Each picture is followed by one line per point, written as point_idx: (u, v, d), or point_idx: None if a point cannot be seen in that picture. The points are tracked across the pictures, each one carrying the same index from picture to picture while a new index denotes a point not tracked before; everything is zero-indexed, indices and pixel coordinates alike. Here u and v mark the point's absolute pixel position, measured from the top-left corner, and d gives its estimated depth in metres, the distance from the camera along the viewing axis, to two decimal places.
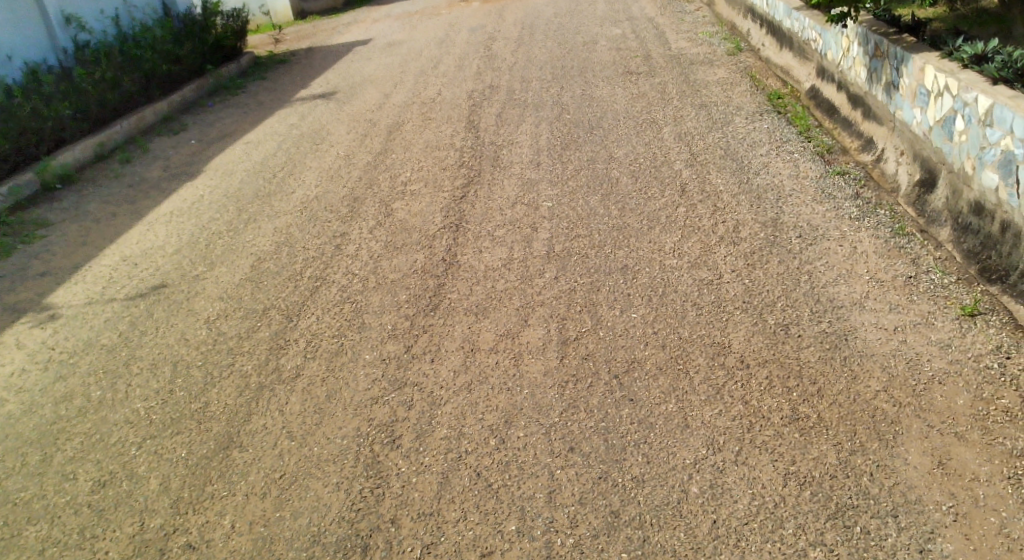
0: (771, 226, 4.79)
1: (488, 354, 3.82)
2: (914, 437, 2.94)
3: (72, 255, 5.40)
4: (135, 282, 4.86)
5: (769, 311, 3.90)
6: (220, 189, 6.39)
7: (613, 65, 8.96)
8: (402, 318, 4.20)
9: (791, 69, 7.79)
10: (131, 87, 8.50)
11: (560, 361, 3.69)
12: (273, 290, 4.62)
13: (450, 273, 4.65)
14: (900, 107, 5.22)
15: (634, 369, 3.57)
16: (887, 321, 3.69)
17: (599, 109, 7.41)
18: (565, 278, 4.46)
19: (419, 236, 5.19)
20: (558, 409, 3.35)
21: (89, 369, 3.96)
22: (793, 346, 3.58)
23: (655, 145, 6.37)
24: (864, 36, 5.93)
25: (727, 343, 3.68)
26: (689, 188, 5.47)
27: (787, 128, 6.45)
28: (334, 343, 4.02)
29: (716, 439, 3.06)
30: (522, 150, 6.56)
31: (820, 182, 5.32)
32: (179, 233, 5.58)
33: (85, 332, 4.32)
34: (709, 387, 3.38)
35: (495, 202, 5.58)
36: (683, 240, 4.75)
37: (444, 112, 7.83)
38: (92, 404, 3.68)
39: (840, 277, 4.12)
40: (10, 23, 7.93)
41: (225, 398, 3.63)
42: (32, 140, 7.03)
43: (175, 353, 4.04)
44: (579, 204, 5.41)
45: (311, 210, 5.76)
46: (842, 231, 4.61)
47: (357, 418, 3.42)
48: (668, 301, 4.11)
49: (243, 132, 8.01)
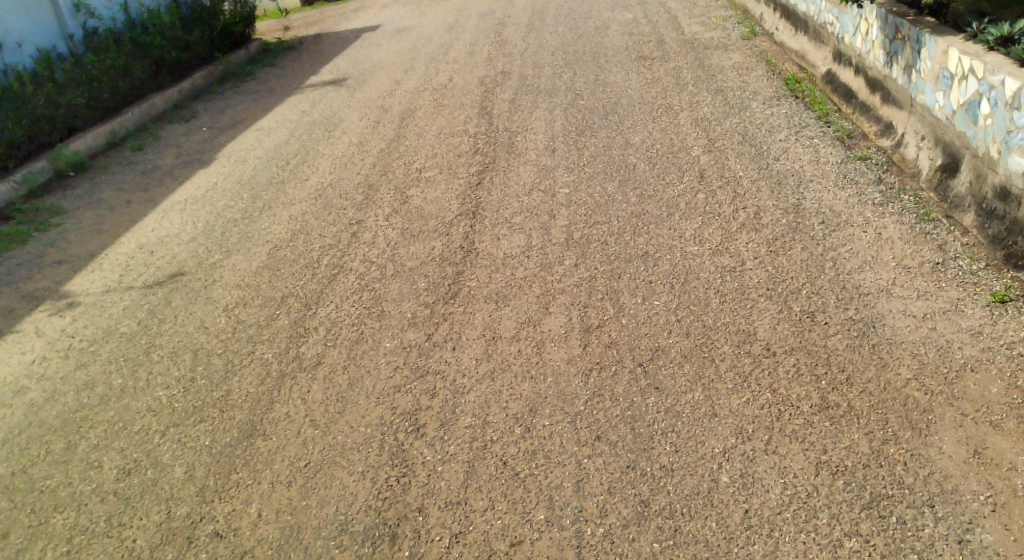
0: (793, 212, 4.73)
1: (510, 342, 3.79)
2: (948, 426, 2.90)
3: (88, 243, 5.37)
4: (152, 271, 4.84)
5: (794, 298, 3.85)
6: (233, 176, 6.36)
7: (627, 50, 8.86)
8: (421, 306, 4.17)
9: (807, 53, 7.71)
10: (141, 74, 8.45)
11: (583, 349, 3.66)
12: (291, 278, 4.60)
13: (468, 261, 4.61)
14: (921, 90, 5.15)
15: (659, 357, 3.54)
16: (916, 308, 3.64)
17: (613, 95, 7.32)
18: (585, 265, 4.42)
19: (436, 223, 5.14)
20: (583, 397, 3.32)
21: (110, 357, 3.93)
22: (820, 334, 3.54)
23: (672, 130, 6.30)
24: (883, 19, 5.86)
25: (752, 331, 3.64)
26: (708, 174, 5.41)
27: (805, 112, 6.38)
28: (354, 331, 4.00)
29: (745, 428, 3.03)
30: (536, 137, 6.49)
31: (841, 168, 5.25)
32: (195, 220, 5.55)
33: (104, 320, 4.30)
34: (735, 375, 3.35)
35: (512, 189, 5.53)
36: (705, 227, 4.69)
37: (456, 99, 7.77)
38: (113, 392, 3.65)
39: (865, 263, 4.07)
40: (21, 9, 7.86)
41: (247, 386, 3.61)
42: (45, 127, 7.00)
43: (196, 341, 4.01)
44: (597, 191, 5.35)
45: (326, 198, 5.73)
46: (866, 216, 4.55)
47: (380, 406, 3.40)
48: (690, 289, 4.06)
49: (254, 120, 7.96)
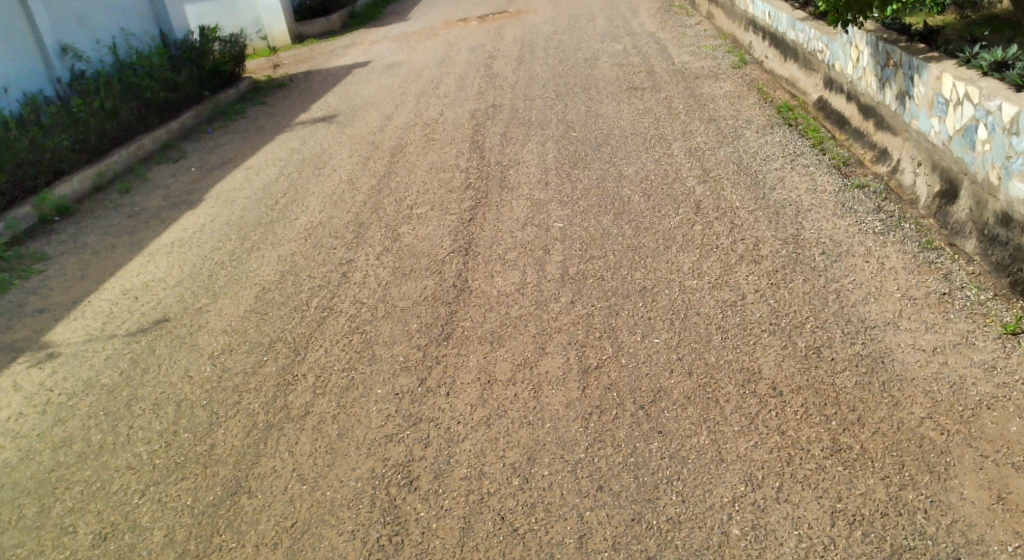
0: (793, 242, 4.63)
1: (505, 386, 3.65)
2: (968, 469, 2.77)
3: (71, 290, 5.24)
4: (136, 318, 4.69)
5: (799, 333, 3.73)
6: (221, 218, 6.26)
7: (617, 81, 8.86)
8: (414, 349, 4.04)
9: (798, 80, 7.71)
10: (129, 115, 8.40)
11: (583, 392, 3.52)
12: (279, 322, 4.47)
13: (462, 300, 4.49)
14: (916, 116, 5.10)
15: (661, 399, 3.39)
16: (925, 341, 3.52)
17: (606, 126, 7.29)
18: (582, 302, 4.30)
19: (428, 261, 5.03)
20: (584, 444, 3.18)
21: (89, 411, 3.77)
22: (827, 371, 3.42)
23: (666, 161, 6.23)
24: (874, 46, 5.84)
25: (757, 368, 3.51)
26: (704, 205, 5.33)
27: (799, 140, 6.32)
28: (344, 377, 3.85)
29: (754, 475, 2.88)
30: (529, 170, 6.42)
31: (840, 196, 5.17)
32: (181, 264, 5.43)
33: (85, 372, 4.13)
34: (742, 416, 3.21)
35: (505, 224, 5.44)
36: (703, 259, 4.59)
37: (447, 133, 7.73)
38: (92, 449, 3.47)
39: (869, 295, 3.96)
40: (7, 53, 7.83)
41: (232, 439, 3.45)
42: (30, 171, 6.89)
43: (180, 392, 3.85)
44: (592, 225, 5.26)
45: (316, 237, 5.63)
46: (867, 246, 4.45)
47: (372, 458, 3.24)
48: (691, 325, 3.94)
49: (244, 159, 7.88)
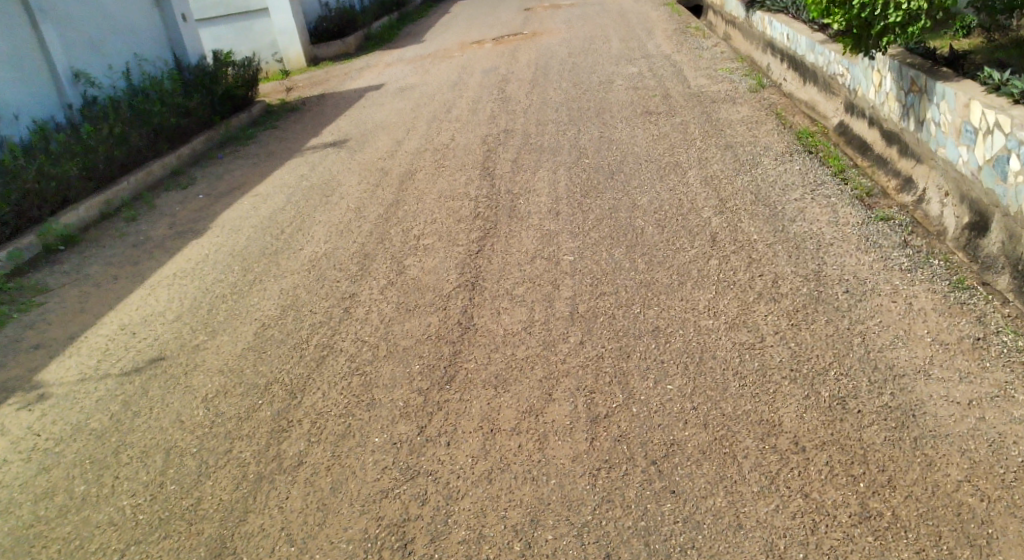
0: (814, 279, 4.41)
1: (509, 436, 3.44)
2: (1012, 543, 2.53)
3: (69, 325, 5.13)
4: (132, 356, 4.57)
5: (822, 381, 3.50)
6: (225, 247, 6.14)
7: (631, 105, 8.70)
8: (414, 393, 3.85)
9: (818, 104, 7.50)
10: (139, 142, 8.36)
11: (591, 444, 3.31)
12: (277, 361, 4.31)
13: (467, 339, 4.30)
14: (943, 144, 4.88)
15: (674, 454, 3.17)
16: (960, 393, 3.28)
17: (619, 152, 7.11)
18: (592, 342, 4.09)
19: (433, 295, 4.86)
20: (591, 504, 2.96)
21: (75, 459, 3.62)
22: (853, 425, 3.18)
23: (681, 190, 6.04)
24: (897, 71, 5.63)
25: (777, 420, 3.28)
26: (720, 237, 5.12)
27: (820, 168, 6.10)
28: (341, 423, 3.67)
29: (775, 544, 2.66)
30: (540, 198, 6.25)
31: (863, 229, 4.93)
32: (182, 297, 5.31)
33: (75, 415, 4.00)
34: (762, 475, 2.99)
35: (514, 257, 5.26)
36: (719, 297, 4.37)
37: (457, 159, 7.59)
38: (74, 502, 3.32)
39: (897, 339, 3.72)
40: (18, 81, 7.84)
41: (219, 493, 3.28)
42: (36, 200, 6.84)
43: (170, 438, 3.70)
44: (603, 258, 5.06)
45: (320, 269, 5.49)
46: (894, 284, 4.22)
47: (365, 517, 3.05)
48: (706, 370, 3.72)
49: (252, 185, 7.79)
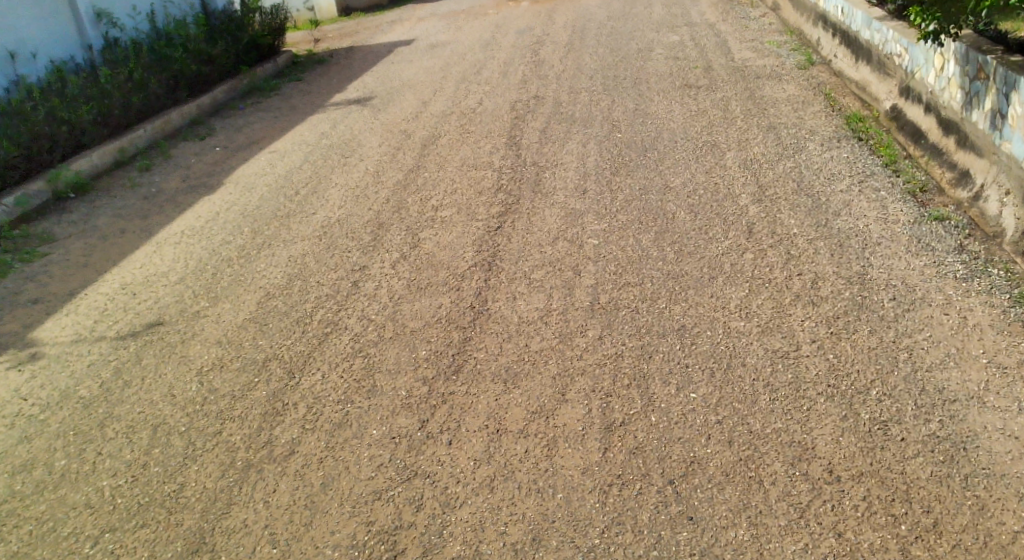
0: (858, 283, 4.06)
1: (516, 438, 3.19)
2: None
3: (70, 280, 4.95)
4: (129, 318, 4.37)
5: (862, 402, 3.18)
6: (237, 206, 5.91)
7: (670, 76, 8.23)
8: (418, 383, 3.60)
9: (870, 85, 7.00)
10: (157, 89, 8.10)
11: (603, 456, 3.04)
12: (277, 336, 4.08)
13: (478, 325, 4.03)
14: (1009, 138, 4.44)
15: (694, 474, 2.90)
16: (1019, 427, 2.94)
17: (654, 128, 6.71)
18: (611, 339, 3.80)
19: (447, 274, 4.58)
20: (600, 526, 2.71)
21: (59, 430, 3.45)
22: (896, 455, 2.87)
23: (717, 173, 5.65)
24: (964, 55, 5.15)
25: (811, 444, 2.98)
26: (757, 229, 4.76)
27: (870, 158, 5.66)
28: (338, 411, 3.44)
29: None
30: (567, 173, 5.91)
31: (915, 230, 4.54)
32: (187, 258, 5.10)
33: (65, 380, 3.83)
34: (790, 508, 2.70)
35: (534, 236, 4.95)
36: (753, 297, 4.04)
37: (484, 125, 7.24)
38: (53, 478, 3.15)
39: (949, 359, 3.38)
40: (38, 18, 7.59)
41: (204, 480, 3.09)
42: (47, 145, 6.63)
43: (159, 414, 3.51)
44: (630, 244, 4.73)
45: (331, 236, 5.23)
46: (947, 294, 3.86)
47: (355, 520, 2.83)
48: (734, 379, 3.41)
49: (269, 141, 7.52)
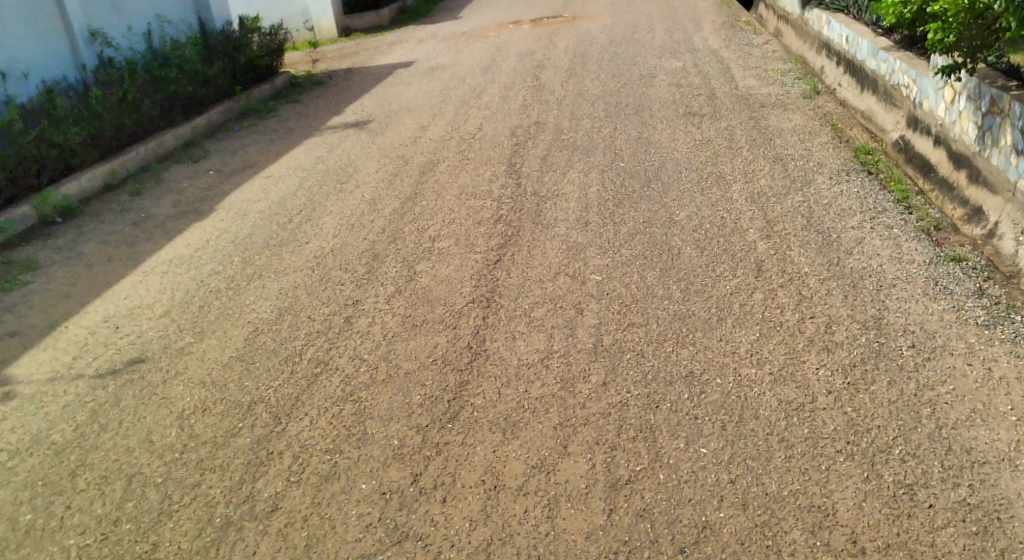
0: (874, 328, 3.87)
1: (515, 496, 2.99)
2: None
3: (51, 311, 4.76)
4: (109, 355, 4.17)
5: (885, 462, 2.98)
6: (228, 234, 5.73)
7: (673, 104, 8.11)
8: (411, 431, 3.40)
9: (877, 116, 6.87)
10: (151, 109, 7.95)
11: (609, 519, 2.83)
12: (264, 376, 3.88)
13: (475, 367, 3.84)
14: None
15: (706, 541, 2.70)
16: None
17: (657, 157, 6.56)
18: (616, 385, 3.60)
19: (444, 311, 4.39)
20: None
21: (27, 480, 3.24)
22: (924, 525, 2.67)
23: (723, 206, 5.49)
24: (976, 89, 5.01)
25: (831, 509, 2.78)
26: (766, 267, 4.58)
27: (881, 193, 5.50)
28: (326, 462, 3.23)
29: None
30: (568, 204, 5.74)
31: (931, 271, 4.37)
32: (173, 289, 4.91)
33: (37, 423, 3.62)
34: None
35: (535, 271, 4.77)
36: (764, 341, 3.85)
37: (483, 152, 7.09)
38: (16, 536, 2.94)
39: (975, 414, 3.19)
40: (31, 37, 7.46)
41: (179, 539, 2.87)
42: (35, 168, 6.46)
43: (135, 462, 3.30)
44: (634, 281, 4.55)
45: (324, 268, 5.04)
46: (968, 343, 3.67)
47: None
48: (747, 433, 3.21)
49: (264, 164, 7.36)
